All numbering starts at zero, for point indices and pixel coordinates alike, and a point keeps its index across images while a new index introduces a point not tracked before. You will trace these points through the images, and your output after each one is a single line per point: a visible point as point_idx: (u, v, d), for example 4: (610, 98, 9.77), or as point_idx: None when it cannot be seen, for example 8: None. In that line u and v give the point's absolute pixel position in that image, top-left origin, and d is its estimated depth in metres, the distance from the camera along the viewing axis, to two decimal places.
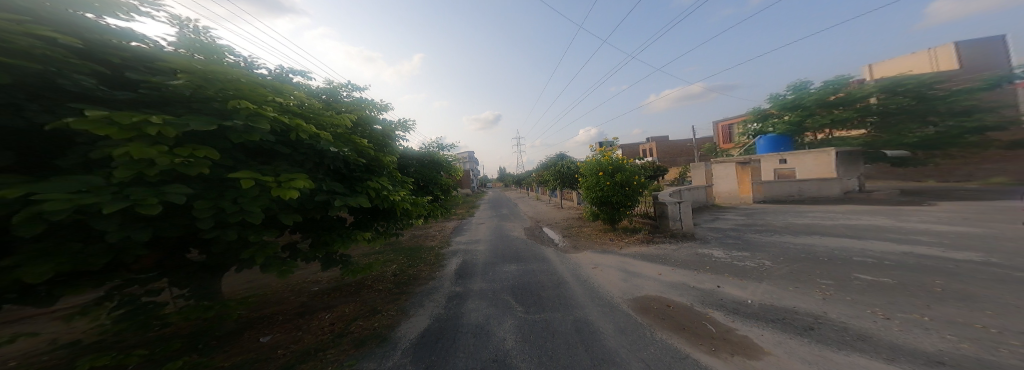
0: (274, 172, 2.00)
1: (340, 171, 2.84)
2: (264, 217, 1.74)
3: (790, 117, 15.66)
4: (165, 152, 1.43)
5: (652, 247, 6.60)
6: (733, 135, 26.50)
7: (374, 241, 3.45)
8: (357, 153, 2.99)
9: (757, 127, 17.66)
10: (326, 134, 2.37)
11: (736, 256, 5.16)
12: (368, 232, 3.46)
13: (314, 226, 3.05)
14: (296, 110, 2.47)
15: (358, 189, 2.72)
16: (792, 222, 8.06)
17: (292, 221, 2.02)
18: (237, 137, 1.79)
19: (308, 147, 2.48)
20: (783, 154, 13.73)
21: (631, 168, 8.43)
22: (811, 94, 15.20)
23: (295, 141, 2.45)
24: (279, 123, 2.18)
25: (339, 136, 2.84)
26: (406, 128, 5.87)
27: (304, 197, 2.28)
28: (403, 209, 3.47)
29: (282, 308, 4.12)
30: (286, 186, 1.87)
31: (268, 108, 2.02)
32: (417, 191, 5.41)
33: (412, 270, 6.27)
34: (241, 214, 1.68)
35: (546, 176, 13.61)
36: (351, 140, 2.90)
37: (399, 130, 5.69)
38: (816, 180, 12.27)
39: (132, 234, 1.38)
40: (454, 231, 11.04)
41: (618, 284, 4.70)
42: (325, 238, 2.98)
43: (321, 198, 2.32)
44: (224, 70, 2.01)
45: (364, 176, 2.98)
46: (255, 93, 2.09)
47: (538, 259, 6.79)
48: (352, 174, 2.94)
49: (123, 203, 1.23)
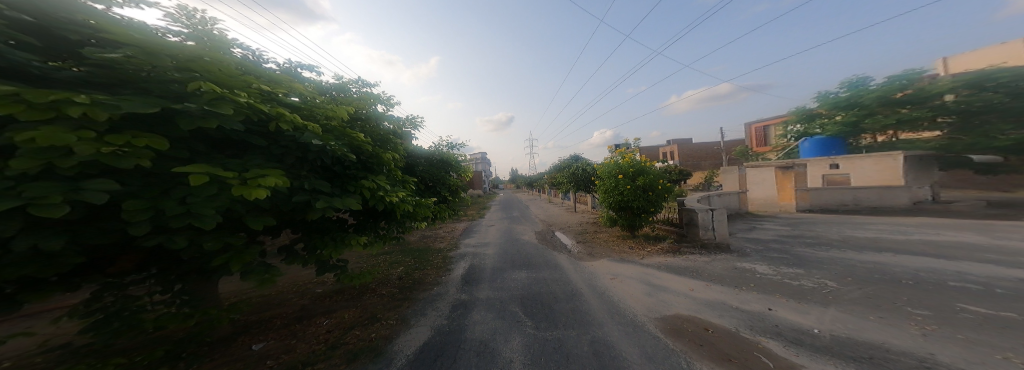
0: (241, 168, 1.68)
1: (331, 168, 2.55)
2: (218, 222, 1.39)
3: (845, 117, 14.27)
4: (89, 138, 1.14)
5: (678, 258, 5.84)
6: (770, 137, 24.37)
7: (372, 246, 3.14)
8: (352, 149, 2.69)
9: (803, 129, 16.41)
10: (312, 126, 2.05)
11: (783, 272, 4.36)
12: (365, 237, 3.16)
13: (308, 229, 2.75)
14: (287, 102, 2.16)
15: (350, 189, 2.40)
16: (850, 235, 6.94)
17: (260, 225, 1.68)
18: (190, 123, 1.47)
19: (291, 140, 2.19)
20: (834, 159, 12.19)
21: (655, 171, 7.71)
22: (873, 91, 13.64)
23: (278, 134, 2.17)
24: (255, 111, 1.87)
25: (334, 130, 2.54)
26: (415, 125, 5.68)
27: (283, 197, 1.95)
28: (403, 210, 3.15)
29: (283, 311, 4.03)
30: (251, 183, 1.53)
31: (238, 93, 1.73)
32: (423, 192, 5.15)
33: (418, 274, 6.04)
34: (187, 218, 1.33)
35: (560, 178, 13.03)
36: (348, 134, 2.56)
37: (407, 126, 5.51)
38: (876, 188, 10.67)
39: (38, 240, 1.12)
40: (464, 232, 10.76)
41: (642, 299, 4.09)
42: (317, 242, 2.67)
43: (299, 198, 1.95)
44: (187, 49, 1.74)
45: (358, 174, 2.69)
46: (228, 76, 1.81)
47: (550, 266, 6.31)
48: (346, 173, 2.63)
49: (9, 203, 0.93)
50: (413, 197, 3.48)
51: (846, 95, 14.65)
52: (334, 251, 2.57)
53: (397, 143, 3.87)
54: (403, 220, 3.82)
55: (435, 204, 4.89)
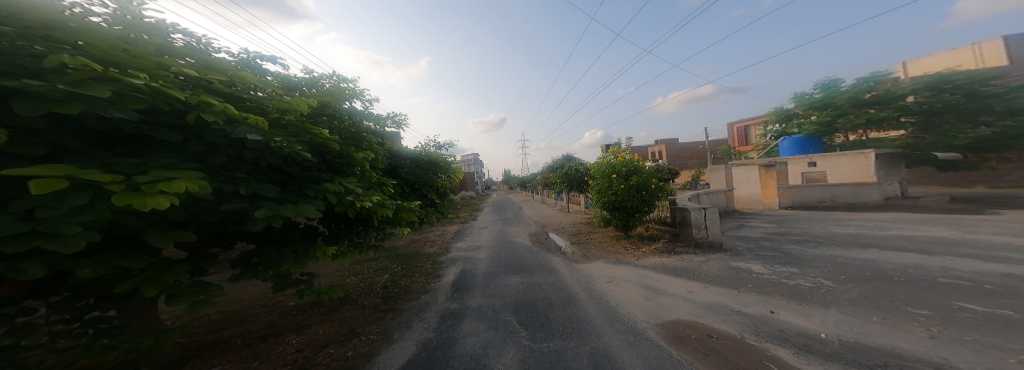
0: (136, 168, 1.15)
1: (284, 169, 2.10)
2: (87, 245, 0.94)
3: (818, 117, 14.79)
4: None
5: (673, 258, 5.79)
6: (751, 137, 25.24)
7: (341, 257, 2.80)
8: (311, 149, 2.32)
9: (781, 128, 16.71)
10: (254, 116, 1.60)
11: (778, 271, 4.34)
12: (334, 247, 2.83)
13: (263, 239, 2.44)
14: (228, 92, 1.73)
15: (310, 194, 2.02)
16: (833, 231, 7.11)
17: (169, 240, 1.20)
18: (35, 108, 0.96)
19: (221, 134, 1.58)
20: (812, 157, 12.63)
21: (647, 169, 7.69)
22: (844, 92, 14.30)
23: (202, 127, 1.58)
24: (165, 97, 1.34)
25: (289, 126, 2.07)
26: (400, 124, 5.34)
27: (211, 206, 1.48)
28: (380, 215, 2.84)
29: (244, 329, 3.64)
30: (143, 189, 1.04)
31: (134, 72, 1.24)
32: (407, 195, 4.82)
33: (405, 281, 5.71)
34: (35, 240, 0.88)
35: (552, 178, 12.91)
36: (308, 130, 2.14)
37: (391, 125, 5.16)
38: (853, 185, 11.11)
39: None
40: (454, 236, 10.42)
41: (641, 305, 3.96)
42: (272, 254, 2.32)
43: (228, 207, 1.43)
44: (52, 11, 1.27)
45: (321, 176, 2.28)
46: (128, 54, 1.36)
47: (544, 270, 6.10)
48: (307, 176, 2.19)
49: None
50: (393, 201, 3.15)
51: (819, 96, 15.30)
52: (293, 265, 2.20)
53: (373, 142, 3.54)
54: (380, 225, 3.50)
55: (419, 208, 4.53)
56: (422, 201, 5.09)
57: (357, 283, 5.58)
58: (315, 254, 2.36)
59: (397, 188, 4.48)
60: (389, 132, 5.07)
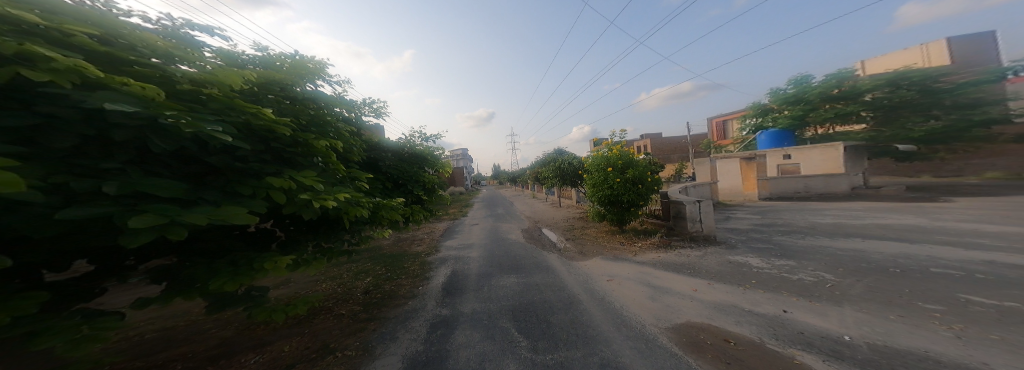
0: None
1: (203, 159, 1.54)
2: None
3: (791, 112, 15.48)
4: None
5: (671, 253, 5.71)
6: (729, 130, 26.20)
7: (303, 267, 2.33)
8: (248, 135, 1.85)
9: (758, 121, 17.29)
10: (139, 82, 1.15)
11: (777, 265, 4.30)
12: (292, 255, 2.36)
13: (191, 250, 1.92)
14: (108, 52, 1.29)
15: (244, 192, 1.55)
16: (815, 221, 7.35)
17: None
18: None
19: (69, 102, 1.03)
20: (787, 149, 13.18)
21: (642, 162, 7.58)
22: (815, 87, 15.04)
23: (30, 88, 1.00)
24: None
25: (211, 102, 1.64)
26: (379, 113, 4.76)
27: (51, 212, 0.95)
28: (349, 216, 2.41)
29: (195, 350, 3.09)
30: None
31: None
32: (389, 191, 4.28)
33: (390, 285, 5.23)
34: None
35: (543, 173, 12.61)
36: (238, 107, 1.73)
37: (369, 114, 4.58)
38: (825, 176, 11.70)
39: None
40: (443, 233, 9.93)
41: (647, 305, 3.77)
42: (201, 268, 1.80)
43: (78, 215, 0.93)
44: None
45: (264, 169, 1.79)
46: None
47: (540, 269, 5.82)
48: (241, 168, 1.71)
49: None
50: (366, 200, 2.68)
51: (793, 91, 16.02)
52: (232, 282, 1.71)
53: (343, 130, 3.03)
54: (353, 226, 3.03)
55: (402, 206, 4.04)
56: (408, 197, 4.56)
57: (335, 289, 5.03)
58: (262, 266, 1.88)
59: (375, 184, 3.95)
60: (364, 122, 4.46)
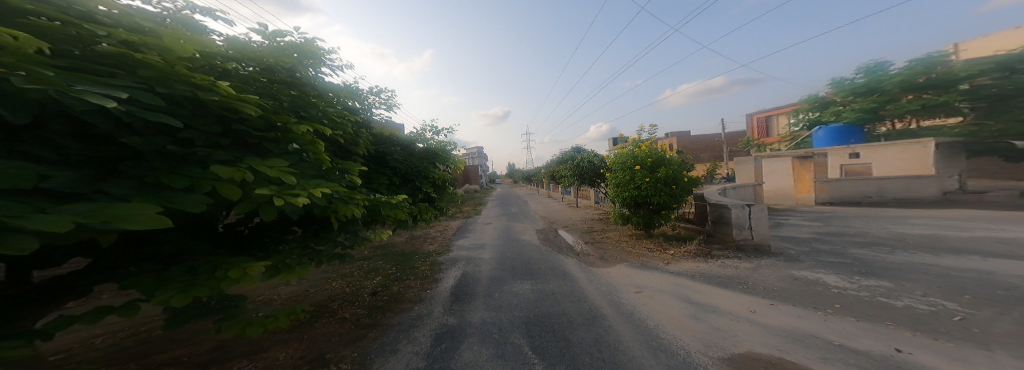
0: None
1: (120, 137, 1.24)
2: None
3: (861, 104, 13.58)
4: None
5: (713, 264, 4.84)
6: (775, 127, 23.64)
7: (283, 273, 1.97)
8: (198, 112, 1.53)
9: (816, 116, 15.70)
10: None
11: (862, 285, 3.37)
12: (271, 259, 2.03)
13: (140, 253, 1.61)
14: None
15: (176, 184, 1.18)
16: (899, 231, 6.07)
17: None
18: None
19: None
20: (855, 147, 11.46)
21: (676, 160, 6.72)
22: (893, 75, 13.08)
23: None
24: None
25: (142, 69, 1.29)
26: (388, 104, 4.48)
27: None
28: (338, 215, 2.06)
29: (187, 352, 2.94)
30: None
31: None
32: (397, 188, 3.93)
33: (398, 286, 4.95)
34: None
35: (562, 171, 11.84)
36: (178, 77, 1.37)
37: (377, 105, 4.32)
38: (904, 178, 9.86)
39: None
40: (456, 232, 9.63)
41: (689, 326, 3.08)
42: (148, 276, 1.45)
43: None
44: None
45: (210, 155, 1.44)
46: None
47: (557, 275, 5.26)
48: (180, 153, 1.37)
49: None
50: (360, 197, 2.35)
51: (863, 81, 14.09)
52: (182, 295, 1.36)
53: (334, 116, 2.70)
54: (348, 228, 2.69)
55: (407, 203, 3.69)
56: (415, 195, 4.21)
57: (342, 289, 4.83)
58: (220, 274, 1.53)
59: (374, 179, 3.61)
60: (371, 114, 4.18)
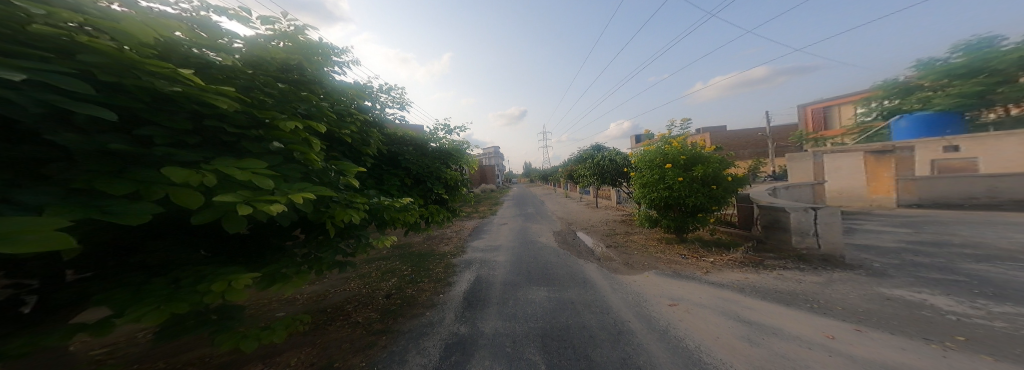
0: None
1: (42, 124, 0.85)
2: None
3: (957, 88, 11.31)
4: None
5: (766, 275, 4.06)
6: (834, 120, 20.79)
7: (278, 284, 1.50)
8: (162, 106, 1.14)
9: (896, 103, 13.46)
10: None
11: (994, 314, 2.53)
12: (267, 268, 1.57)
13: (110, 269, 1.19)
14: None
15: (112, 190, 0.80)
16: (1019, 241, 4.86)
17: None
18: None
19: None
20: (952, 139, 9.45)
21: (713, 157, 5.90)
22: (1005, 52, 10.77)
23: None
24: None
25: (89, 58, 0.91)
26: (401, 104, 4.39)
27: None
28: (336, 222, 1.60)
29: (207, 353, 2.93)
30: None
31: None
32: (409, 189, 3.73)
33: (413, 289, 4.83)
34: None
35: (581, 170, 11.22)
36: (130, 69, 0.98)
37: (389, 103, 4.23)
38: None
39: None
40: (472, 233, 9.49)
41: (741, 351, 2.48)
42: (122, 291, 1.06)
43: None
44: None
45: (168, 156, 1.05)
46: None
47: (577, 282, 4.83)
48: (126, 152, 0.97)
49: None
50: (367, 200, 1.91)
51: (959, 61, 11.79)
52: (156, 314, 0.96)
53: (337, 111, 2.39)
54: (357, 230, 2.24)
55: (416, 204, 3.46)
56: (426, 197, 3.97)
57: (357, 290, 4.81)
58: (202, 288, 1.10)
59: (382, 181, 3.44)
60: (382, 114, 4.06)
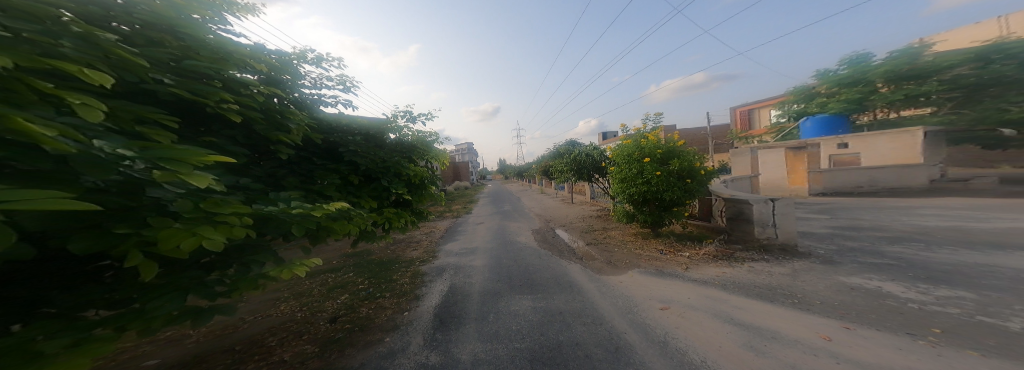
0: None
1: None
2: None
3: (846, 95, 13.78)
4: None
5: (740, 269, 4.22)
6: (757, 120, 24.21)
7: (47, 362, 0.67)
8: None
9: (802, 107, 16.00)
10: None
11: (942, 299, 2.74)
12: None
13: None
14: None
15: None
16: (915, 223, 5.80)
17: None
18: None
19: None
20: (844, 137, 11.51)
21: (690, 152, 6.10)
22: (877, 67, 13.31)
23: None
24: None
25: None
26: (348, 84, 3.49)
27: None
28: (163, 251, 0.84)
29: None
30: None
31: None
32: (356, 191, 2.85)
33: (366, 309, 3.93)
34: None
35: (557, 165, 11.09)
36: None
37: (331, 82, 3.34)
38: (895, 167, 9.88)
39: None
40: (444, 234, 8.67)
41: (747, 360, 2.36)
42: None
43: None
44: None
45: None
46: None
47: (564, 288, 4.48)
48: None
49: None
50: (247, 210, 1.13)
51: (846, 73, 14.31)
52: None
53: (196, 67, 1.47)
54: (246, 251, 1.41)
55: (364, 210, 2.61)
56: (382, 200, 3.10)
57: (291, 314, 3.77)
58: None
59: (316, 179, 2.54)
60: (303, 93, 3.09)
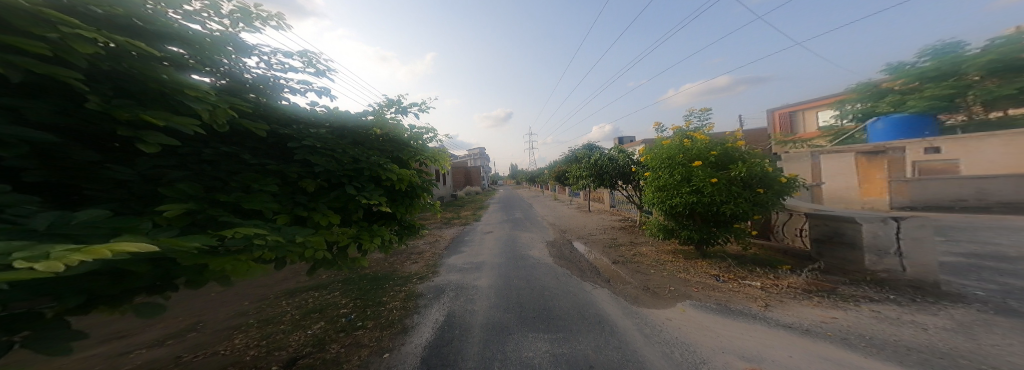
0: None
1: None
2: None
3: (930, 91, 11.57)
4: None
5: (857, 313, 2.91)
6: (802, 124, 21.67)
7: None
8: None
9: (867, 107, 13.79)
10: None
11: None
12: None
13: None
14: None
15: None
16: None
17: None
18: None
19: None
20: (934, 140, 9.33)
21: (754, 154, 4.82)
22: (976, 56, 10.94)
23: None
24: None
25: None
26: (313, 64, 2.70)
27: None
28: None
29: None
30: None
31: None
32: (310, 203, 1.97)
33: (335, 348, 3.08)
34: None
35: (575, 170, 9.89)
36: None
37: (291, 60, 2.56)
38: (1012, 177, 7.84)
39: None
40: (450, 245, 7.81)
41: None
42: None
43: None
44: None
45: None
46: None
47: (596, 326, 3.40)
48: None
49: None
50: None
51: (928, 65, 12.04)
52: None
53: None
54: None
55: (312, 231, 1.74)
56: (349, 214, 2.21)
57: (242, 352, 3.08)
58: None
59: (244, 186, 1.68)
60: (251, 72, 2.32)
